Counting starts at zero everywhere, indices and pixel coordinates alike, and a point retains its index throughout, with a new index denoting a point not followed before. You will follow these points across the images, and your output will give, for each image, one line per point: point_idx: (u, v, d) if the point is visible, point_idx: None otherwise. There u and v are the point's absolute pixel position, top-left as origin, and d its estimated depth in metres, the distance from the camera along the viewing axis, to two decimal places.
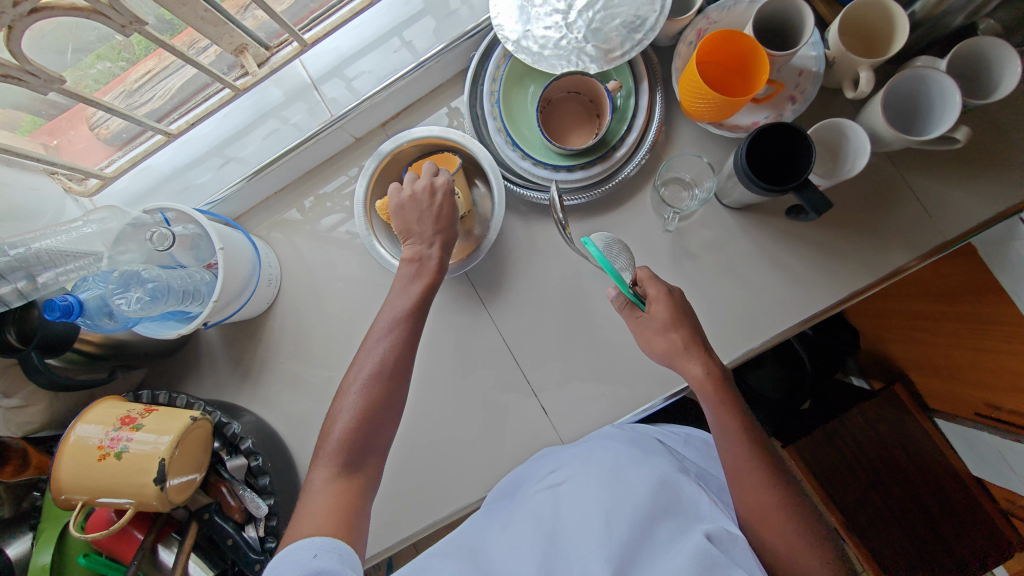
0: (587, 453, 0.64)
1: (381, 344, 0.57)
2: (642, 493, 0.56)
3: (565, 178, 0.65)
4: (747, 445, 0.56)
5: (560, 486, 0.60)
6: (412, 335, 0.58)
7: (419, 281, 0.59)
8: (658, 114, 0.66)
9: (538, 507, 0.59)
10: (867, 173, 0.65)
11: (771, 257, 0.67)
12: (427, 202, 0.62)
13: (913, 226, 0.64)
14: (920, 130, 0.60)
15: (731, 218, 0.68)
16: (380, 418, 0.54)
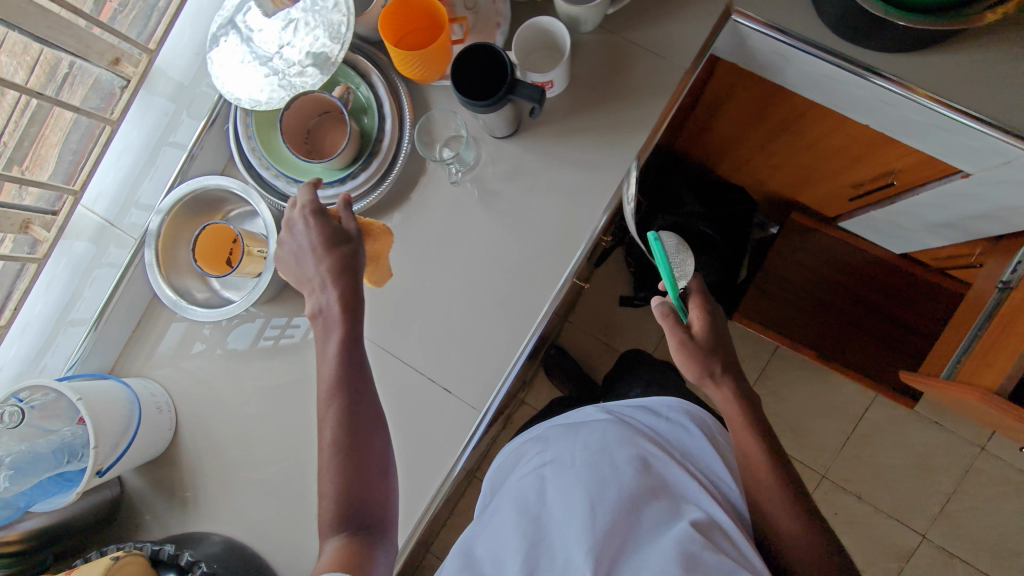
0: (567, 441, 0.69)
1: (331, 412, 0.62)
2: (626, 475, 0.62)
3: (353, 185, 0.71)
4: (781, 475, 0.65)
5: (545, 473, 0.65)
6: (356, 394, 0.63)
7: (333, 330, 0.64)
8: (401, 91, 0.71)
9: (524, 492, 0.64)
10: (596, 52, 0.71)
11: (561, 160, 0.72)
12: (309, 246, 0.66)
13: (656, 73, 0.70)
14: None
15: (512, 146, 0.73)
16: (360, 470, 0.60)
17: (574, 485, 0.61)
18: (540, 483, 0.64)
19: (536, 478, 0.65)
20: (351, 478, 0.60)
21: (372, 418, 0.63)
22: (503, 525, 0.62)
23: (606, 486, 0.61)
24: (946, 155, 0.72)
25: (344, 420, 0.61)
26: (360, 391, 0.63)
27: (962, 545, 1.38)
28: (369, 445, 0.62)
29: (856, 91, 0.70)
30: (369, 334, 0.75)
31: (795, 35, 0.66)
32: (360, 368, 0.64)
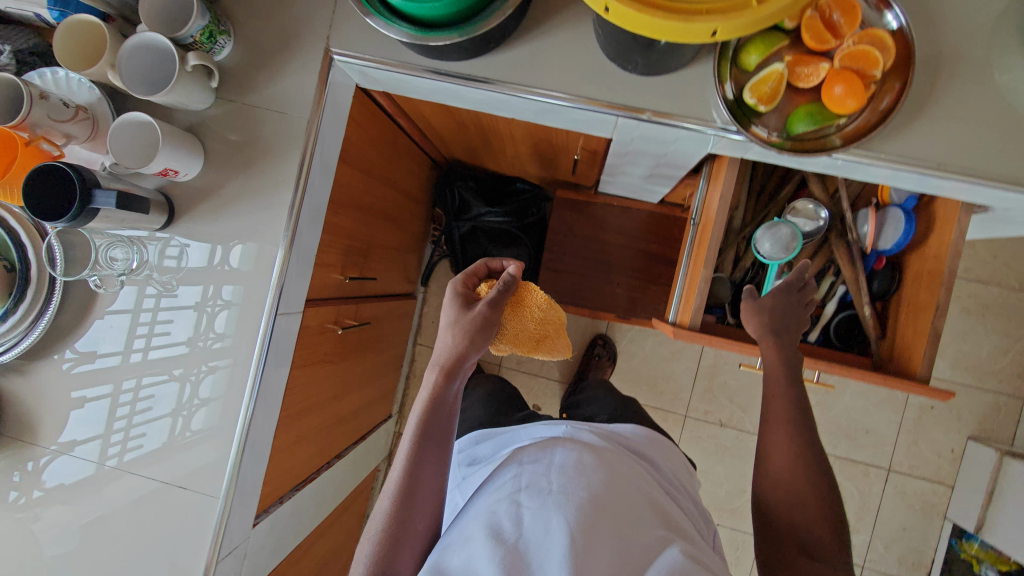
0: (539, 458, 0.65)
1: (399, 468, 0.70)
2: (600, 494, 0.60)
3: (12, 322, 0.69)
4: (800, 442, 0.69)
5: (522, 496, 0.60)
6: (417, 461, 0.71)
7: (438, 373, 0.73)
8: (36, 218, 0.71)
9: (498, 513, 0.59)
10: (222, 122, 0.72)
11: (220, 237, 0.73)
12: (477, 325, 0.73)
13: (282, 130, 0.72)
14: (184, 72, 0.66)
15: (171, 236, 0.73)
16: (398, 541, 0.67)
17: (551, 510, 0.58)
18: (516, 506, 0.59)
19: (512, 501, 0.60)
20: (390, 542, 0.67)
21: (423, 493, 0.70)
22: (470, 545, 0.57)
23: (580, 505, 0.58)
24: (580, 128, 0.77)
25: (411, 474, 0.70)
26: (437, 447, 0.73)
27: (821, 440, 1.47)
28: (414, 509, 0.69)
29: (472, 95, 0.73)
30: (95, 457, 0.75)
31: (387, 60, 0.69)
32: (446, 412, 0.74)
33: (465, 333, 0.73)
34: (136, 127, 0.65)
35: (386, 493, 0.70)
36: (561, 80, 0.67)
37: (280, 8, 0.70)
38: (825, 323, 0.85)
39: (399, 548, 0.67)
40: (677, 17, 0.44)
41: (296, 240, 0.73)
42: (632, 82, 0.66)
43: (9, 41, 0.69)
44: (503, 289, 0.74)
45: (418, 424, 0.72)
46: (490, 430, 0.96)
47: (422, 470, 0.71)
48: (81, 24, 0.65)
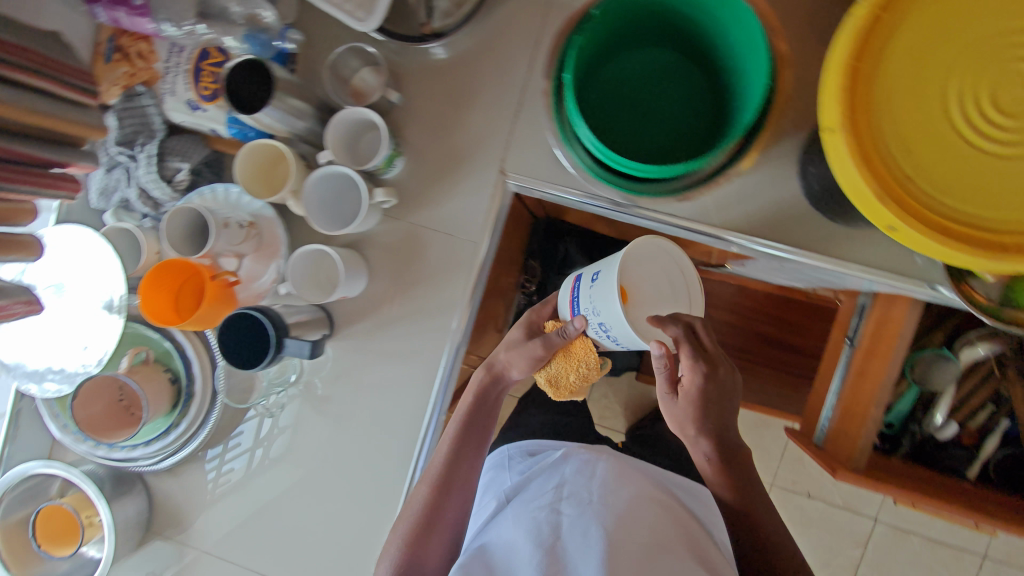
0: (579, 475, 0.76)
1: (443, 447, 0.71)
2: (632, 497, 0.70)
3: (176, 435, 0.70)
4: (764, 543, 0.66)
5: (561, 504, 0.70)
6: (461, 438, 0.71)
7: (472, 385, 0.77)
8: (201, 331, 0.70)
9: (538, 520, 0.68)
10: (388, 238, 0.70)
11: (379, 353, 0.71)
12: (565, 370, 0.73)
13: (450, 253, 0.69)
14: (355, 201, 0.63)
15: (331, 349, 0.72)
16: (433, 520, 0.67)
17: (588, 516, 0.66)
18: (556, 512, 0.69)
19: (553, 508, 0.70)
20: (421, 531, 0.65)
21: (461, 484, 0.69)
22: (512, 539, 0.68)
23: (607, 504, 0.69)
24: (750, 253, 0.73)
25: (449, 462, 0.69)
26: (478, 442, 0.73)
27: (915, 521, 1.42)
28: (454, 495, 0.68)
29: (642, 221, 0.69)
30: (236, 560, 0.74)
31: (564, 188, 0.65)
32: (488, 412, 0.75)
33: (523, 359, 0.73)
34: (318, 256, 0.64)
35: (425, 477, 0.69)
36: (762, 224, 0.63)
37: (455, 129, 0.68)
38: (986, 460, 0.81)
39: (431, 529, 0.66)
40: (986, 256, 0.40)
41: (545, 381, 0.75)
42: (842, 231, 0.61)
43: (187, 158, 0.66)
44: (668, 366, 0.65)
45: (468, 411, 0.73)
46: (529, 440, 0.95)
47: (464, 452, 0.71)
48: (260, 146, 0.63)
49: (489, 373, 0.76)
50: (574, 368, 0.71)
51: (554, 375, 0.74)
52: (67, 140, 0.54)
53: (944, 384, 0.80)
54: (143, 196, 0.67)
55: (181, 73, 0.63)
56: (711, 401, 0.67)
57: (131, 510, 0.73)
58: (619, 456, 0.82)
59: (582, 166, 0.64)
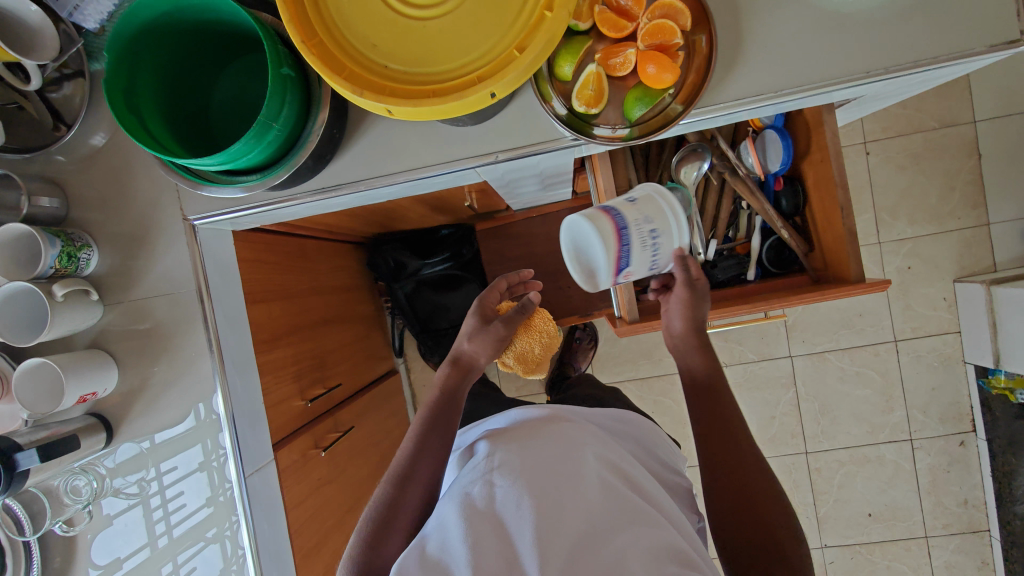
0: (514, 445, 0.71)
1: (407, 442, 0.80)
2: (568, 463, 0.67)
3: None
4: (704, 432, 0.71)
5: (493, 476, 0.66)
6: (428, 424, 0.82)
7: (451, 366, 0.89)
8: None
9: (471, 495, 0.64)
10: (121, 325, 0.73)
11: (164, 427, 0.74)
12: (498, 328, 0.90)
13: (180, 310, 0.73)
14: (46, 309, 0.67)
15: (121, 446, 0.74)
16: (389, 514, 0.73)
17: (522, 488, 0.63)
18: (492, 488, 0.64)
19: (485, 482, 0.65)
20: (377, 530, 0.72)
21: (418, 470, 0.77)
22: (449, 526, 0.62)
23: (544, 480, 0.64)
24: (448, 182, 0.78)
25: (416, 451, 0.79)
26: (443, 431, 0.81)
27: (823, 340, 1.48)
28: (411, 490, 0.75)
29: (330, 203, 0.73)
30: None
31: (235, 208, 0.69)
32: (452, 407, 0.84)
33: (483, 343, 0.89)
34: (28, 378, 0.65)
35: (389, 470, 0.78)
36: (406, 155, 0.66)
37: (129, 205, 0.72)
38: (756, 257, 0.87)
39: (388, 526, 0.73)
40: (455, 95, 0.45)
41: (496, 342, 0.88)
42: (472, 131, 0.65)
43: None
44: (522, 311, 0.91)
45: (428, 412, 0.83)
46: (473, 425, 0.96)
47: (435, 435, 0.81)
48: None
49: (455, 363, 0.89)
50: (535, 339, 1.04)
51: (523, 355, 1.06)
52: None
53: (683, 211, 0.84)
54: None
55: None
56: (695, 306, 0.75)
57: None
58: (556, 407, 0.86)
59: (249, 181, 0.62)
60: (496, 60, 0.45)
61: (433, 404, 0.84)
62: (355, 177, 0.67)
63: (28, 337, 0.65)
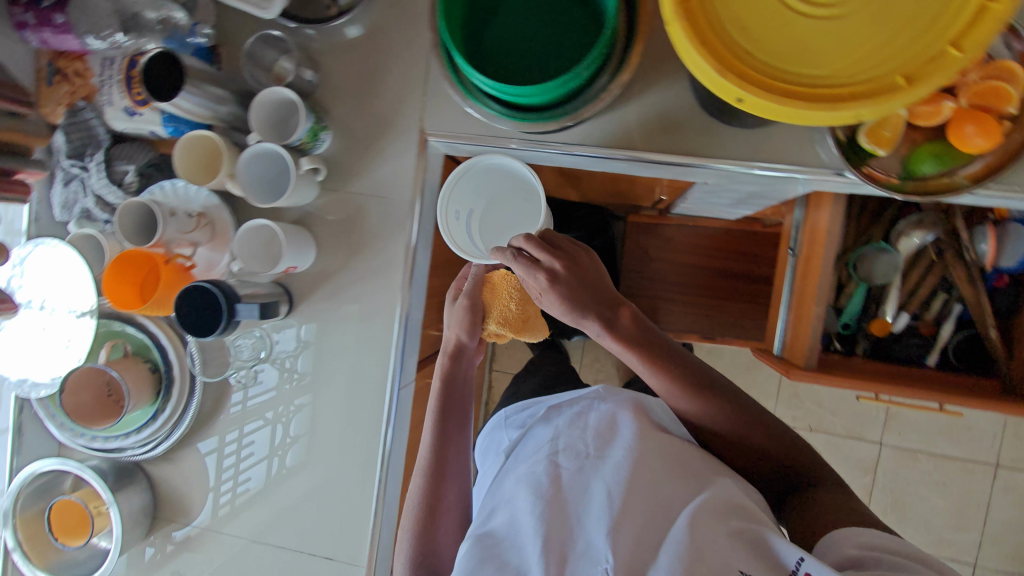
0: (572, 425, 0.68)
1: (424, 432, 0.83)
2: (630, 442, 0.62)
3: (164, 419, 0.75)
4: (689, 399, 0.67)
5: (560, 457, 0.64)
6: (439, 410, 0.85)
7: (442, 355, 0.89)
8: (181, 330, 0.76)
9: (538, 474, 0.63)
10: (331, 212, 0.75)
11: (336, 318, 0.76)
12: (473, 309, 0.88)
13: (388, 215, 0.74)
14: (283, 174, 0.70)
15: (293, 322, 0.77)
16: (430, 512, 0.79)
17: (589, 472, 0.61)
18: (555, 467, 0.63)
19: (551, 463, 0.63)
20: (421, 530, 0.78)
21: (450, 467, 0.83)
22: (515, 511, 0.62)
23: (610, 460, 0.61)
24: (674, 173, 0.76)
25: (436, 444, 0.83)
26: (459, 425, 0.87)
27: (920, 439, 1.42)
28: (440, 495, 0.80)
29: (561, 158, 0.73)
30: (238, 528, 0.80)
31: (480, 137, 0.69)
32: (461, 388, 0.87)
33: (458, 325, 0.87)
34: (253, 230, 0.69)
35: (423, 455, 0.85)
36: (672, 140, 0.65)
37: (373, 100, 0.73)
38: (943, 345, 0.83)
39: (435, 510, 0.79)
40: (825, 107, 0.43)
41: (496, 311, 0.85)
42: (749, 136, 0.63)
43: (132, 160, 0.71)
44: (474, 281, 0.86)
45: (440, 401, 0.86)
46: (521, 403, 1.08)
47: (444, 422, 0.85)
48: (197, 139, 0.69)
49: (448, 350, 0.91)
50: (505, 299, 0.85)
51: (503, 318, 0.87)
52: None
53: (882, 273, 0.81)
54: (100, 203, 0.73)
55: (115, 84, 0.69)
56: (576, 284, 0.68)
57: (135, 499, 0.78)
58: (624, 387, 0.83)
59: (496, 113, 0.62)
60: (877, 83, 0.43)
61: (444, 392, 0.87)
62: (613, 145, 0.66)
63: (263, 199, 0.68)
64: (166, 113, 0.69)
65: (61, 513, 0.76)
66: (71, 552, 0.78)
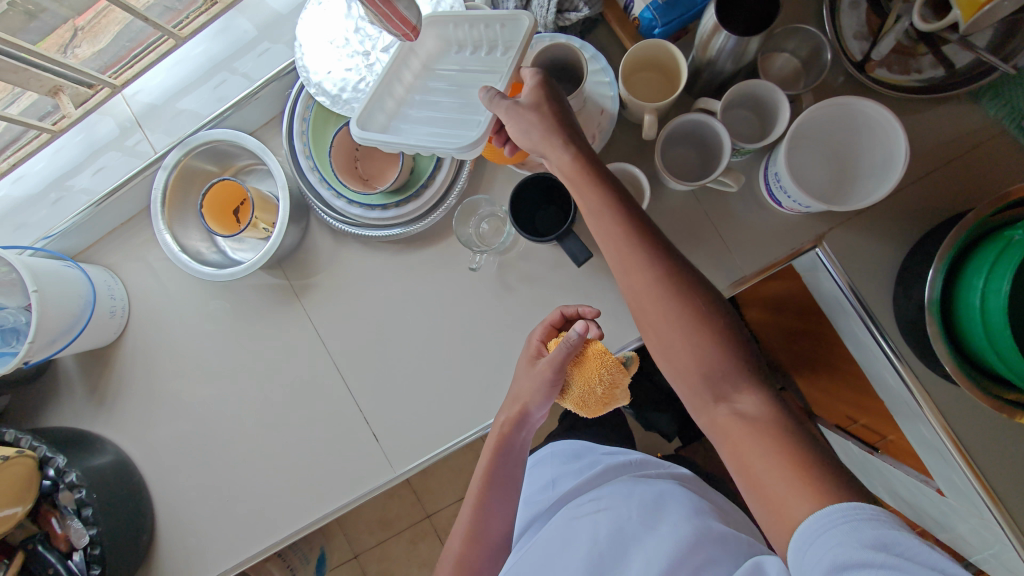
0: (618, 488, 0.64)
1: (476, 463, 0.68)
2: (682, 523, 0.57)
3: (379, 217, 0.67)
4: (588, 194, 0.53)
5: (599, 514, 0.60)
6: (485, 474, 0.67)
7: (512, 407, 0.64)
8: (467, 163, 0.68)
9: (576, 523, 0.60)
10: (675, 207, 0.66)
11: (583, 289, 0.69)
12: (546, 377, 0.61)
13: (717, 264, 0.66)
14: (701, 165, 0.62)
15: (547, 251, 0.69)
16: (478, 535, 0.66)
17: (630, 539, 0.57)
18: (595, 524, 0.59)
19: (591, 516, 0.60)
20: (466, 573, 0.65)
21: (497, 537, 0.67)
22: (548, 550, 0.59)
23: (658, 535, 0.56)
24: (937, 473, 0.70)
25: (478, 517, 0.66)
26: (505, 492, 0.67)
27: None
28: (484, 528, 0.66)
29: (889, 380, 0.66)
30: (329, 340, 0.75)
31: (864, 305, 0.62)
32: (514, 458, 0.68)
33: (534, 383, 0.62)
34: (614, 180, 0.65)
35: (458, 531, 0.67)
36: (987, 455, 0.59)
37: None
38: None
39: (474, 546, 0.65)
40: None
41: (578, 374, 0.60)
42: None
43: (591, 5, 0.62)
44: (568, 348, 0.59)
45: (484, 477, 0.67)
46: (580, 441, 0.81)
47: (496, 487, 0.67)
48: (658, 48, 0.60)
49: (514, 411, 0.64)
50: (595, 379, 0.59)
51: (579, 396, 0.61)
52: None
53: None
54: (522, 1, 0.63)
55: None
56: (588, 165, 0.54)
57: (287, 238, 0.72)
58: (714, 500, 0.69)
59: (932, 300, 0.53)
60: None
61: (490, 461, 0.66)
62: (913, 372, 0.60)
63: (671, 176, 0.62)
64: (664, 1, 0.59)
65: (223, 193, 0.70)
66: (193, 231, 0.73)
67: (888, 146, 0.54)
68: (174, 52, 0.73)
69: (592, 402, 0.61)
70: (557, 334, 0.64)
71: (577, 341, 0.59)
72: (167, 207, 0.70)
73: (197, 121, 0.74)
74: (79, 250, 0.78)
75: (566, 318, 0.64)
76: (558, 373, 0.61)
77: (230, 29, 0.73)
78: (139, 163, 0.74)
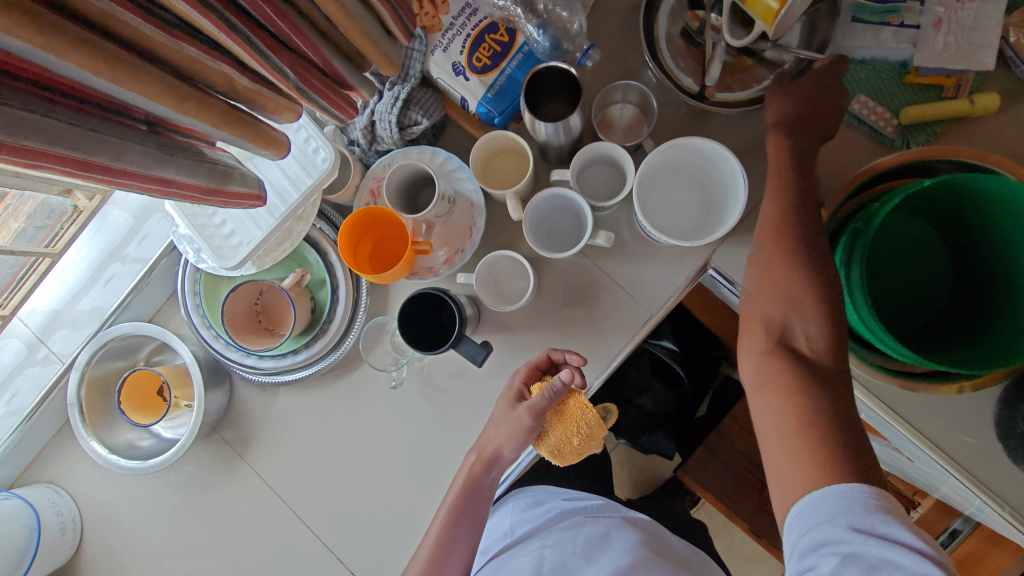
0: (565, 530, 0.70)
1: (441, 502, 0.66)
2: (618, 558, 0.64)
3: (293, 362, 0.69)
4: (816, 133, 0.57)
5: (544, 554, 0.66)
6: (451, 510, 0.65)
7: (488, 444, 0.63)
8: (362, 288, 0.70)
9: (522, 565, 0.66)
10: (567, 270, 0.68)
11: (507, 370, 0.70)
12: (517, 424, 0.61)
13: (623, 311, 0.68)
14: (572, 226, 0.66)
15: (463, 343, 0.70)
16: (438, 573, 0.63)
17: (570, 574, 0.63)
18: (540, 558, 0.66)
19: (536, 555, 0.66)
20: None
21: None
22: None
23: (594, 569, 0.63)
24: (897, 442, 0.70)
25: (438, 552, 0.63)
26: (471, 530, 0.65)
27: None
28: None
29: None
30: (282, 489, 0.74)
31: None
32: (484, 497, 0.66)
33: (503, 433, 0.62)
34: (503, 260, 0.68)
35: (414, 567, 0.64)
36: (922, 417, 0.61)
37: None
38: None
39: None
40: None
41: (557, 425, 0.60)
42: (1000, 462, 0.59)
43: (429, 115, 0.64)
44: (551, 395, 0.59)
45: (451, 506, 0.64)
46: (541, 488, 0.85)
47: (459, 523, 0.64)
48: (501, 137, 0.64)
49: (479, 461, 0.64)
50: (574, 431, 0.59)
51: (554, 446, 0.61)
52: (357, 60, 0.51)
53: None
54: (367, 128, 0.66)
55: (463, 36, 0.62)
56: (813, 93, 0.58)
57: (213, 404, 0.72)
58: (652, 529, 0.76)
59: None
60: None
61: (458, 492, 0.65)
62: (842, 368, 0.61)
63: (540, 244, 0.65)
64: (493, 94, 0.62)
65: (137, 382, 0.69)
66: (120, 426, 0.72)
67: (730, 175, 0.58)
68: (53, 268, 0.74)
69: (568, 454, 0.61)
70: (540, 376, 0.64)
71: (562, 388, 0.59)
72: (84, 412, 0.69)
73: (97, 318, 0.75)
74: (15, 476, 0.77)
75: (551, 361, 0.63)
76: (536, 420, 0.60)
77: (106, 226, 0.75)
78: (53, 375, 0.74)
